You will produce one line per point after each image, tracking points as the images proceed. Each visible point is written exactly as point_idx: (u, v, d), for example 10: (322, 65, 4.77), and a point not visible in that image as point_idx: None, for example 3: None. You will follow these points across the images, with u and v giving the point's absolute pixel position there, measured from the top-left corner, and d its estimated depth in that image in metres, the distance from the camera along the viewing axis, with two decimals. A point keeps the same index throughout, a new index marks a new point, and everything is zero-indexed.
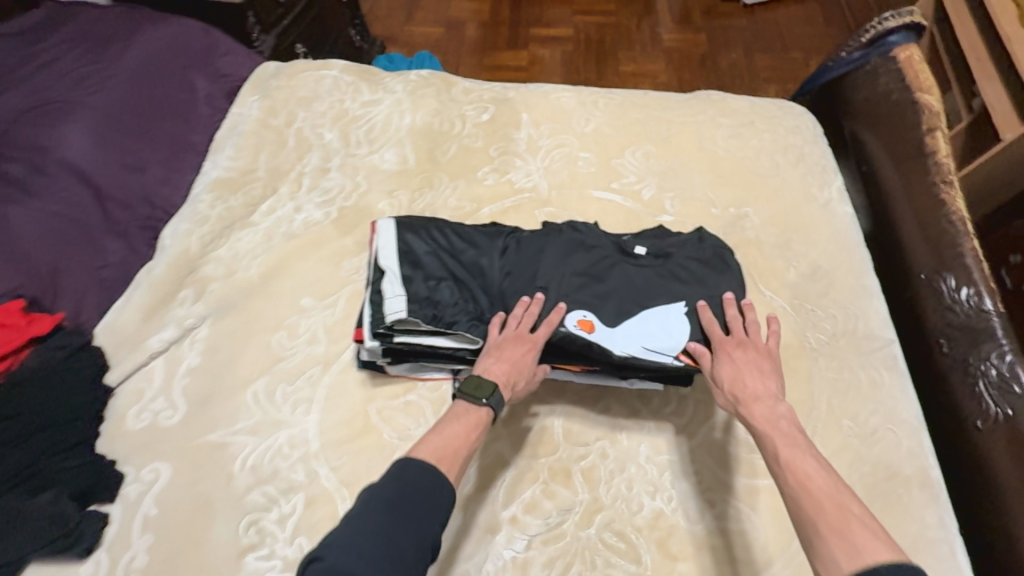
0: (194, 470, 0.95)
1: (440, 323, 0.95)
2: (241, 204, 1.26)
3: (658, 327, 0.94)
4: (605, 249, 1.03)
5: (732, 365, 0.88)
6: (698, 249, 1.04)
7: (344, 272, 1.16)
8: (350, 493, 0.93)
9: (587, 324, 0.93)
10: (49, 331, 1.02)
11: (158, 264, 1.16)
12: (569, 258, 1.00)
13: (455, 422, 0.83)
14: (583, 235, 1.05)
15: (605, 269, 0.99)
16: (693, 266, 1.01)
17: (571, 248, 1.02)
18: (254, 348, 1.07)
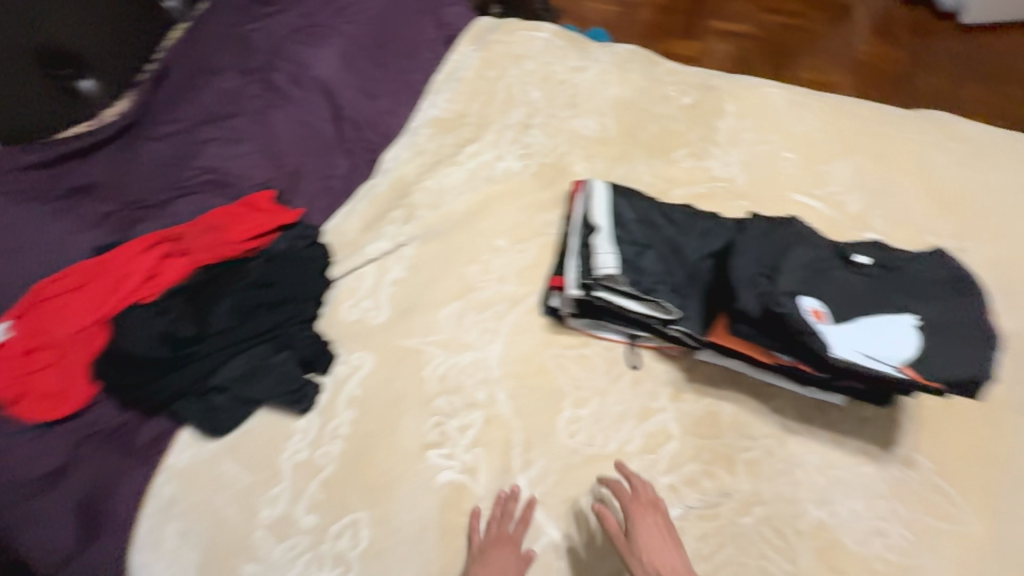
0: (392, 366, 1.08)
1: (641, 286, 0.99)
2: (452, 143, 1.36)
3: (885, 330, 0.85)
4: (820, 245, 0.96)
5: (648, 540, 0.84)
6: (936, 261, 0.92)
7: (537, 223, 1.23)
8: (523, 422, 1.02)
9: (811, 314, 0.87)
10: (292, 222, 1.19)
11: (380, 183, 1.30)
12: (779, 245, 0.96)
13: None
14: (791, 228, 1.00)
15: (821, 264, 0.92)
16: (927, 278, 0.91)
17: (783, 236, 0.97)
18: (452, 275, 1.18)
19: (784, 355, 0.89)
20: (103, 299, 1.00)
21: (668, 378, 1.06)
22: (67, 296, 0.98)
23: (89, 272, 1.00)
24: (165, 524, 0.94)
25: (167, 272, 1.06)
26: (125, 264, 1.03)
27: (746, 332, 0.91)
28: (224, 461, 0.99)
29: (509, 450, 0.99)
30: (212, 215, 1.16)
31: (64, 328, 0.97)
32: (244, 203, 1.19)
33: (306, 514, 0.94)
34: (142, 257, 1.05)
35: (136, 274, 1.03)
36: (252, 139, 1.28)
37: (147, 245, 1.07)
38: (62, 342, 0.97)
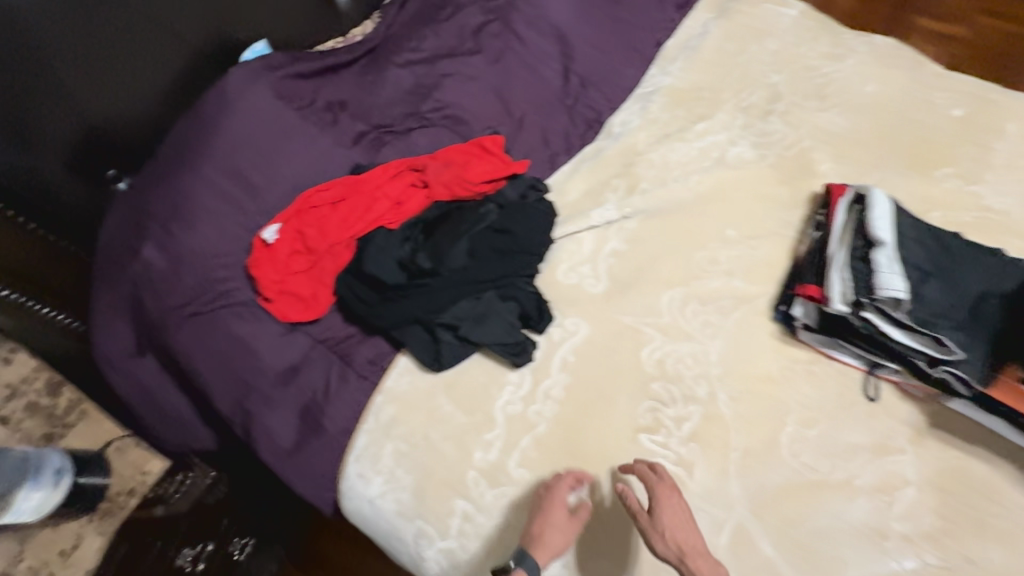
0: (608, 340, 1.05)
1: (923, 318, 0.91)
2: (683, 116, 1.27)
3: None
4: None
5: (670, 519, 0.82)
6: None
7: (774, 220, 1.14)
8: (744, 428, 0.96)
9: None
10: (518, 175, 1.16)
11: (608, 147, 1.24)
12: None
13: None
14: None
15: None
16: None
17: None
18: (675, 258, 1.12)
19: None
20: (358, 217, 1.03)
21: (910, 420, 0.96)
22: (328, 208, 1.02)
23: (348, 189, 1.04)
24: (384, 442, 0.99)
25: (411, 202, 1.08)
26: (378, 187, 1.06)
27: None
28: (440, 397, 1.01)
29: (726, 453, 0.95)
30: (448, 151, 1.15)
31: (322, 238, 1.00)
32: (477, 144, 1.17)
33: (517, 467, 0.95)
34: (392, 183, 1.07)
35: (386, 198, 1.06)
36: (488, 81, 1.26)
37: (394, 171, 1.09)
38: (318, 250, 1.01)
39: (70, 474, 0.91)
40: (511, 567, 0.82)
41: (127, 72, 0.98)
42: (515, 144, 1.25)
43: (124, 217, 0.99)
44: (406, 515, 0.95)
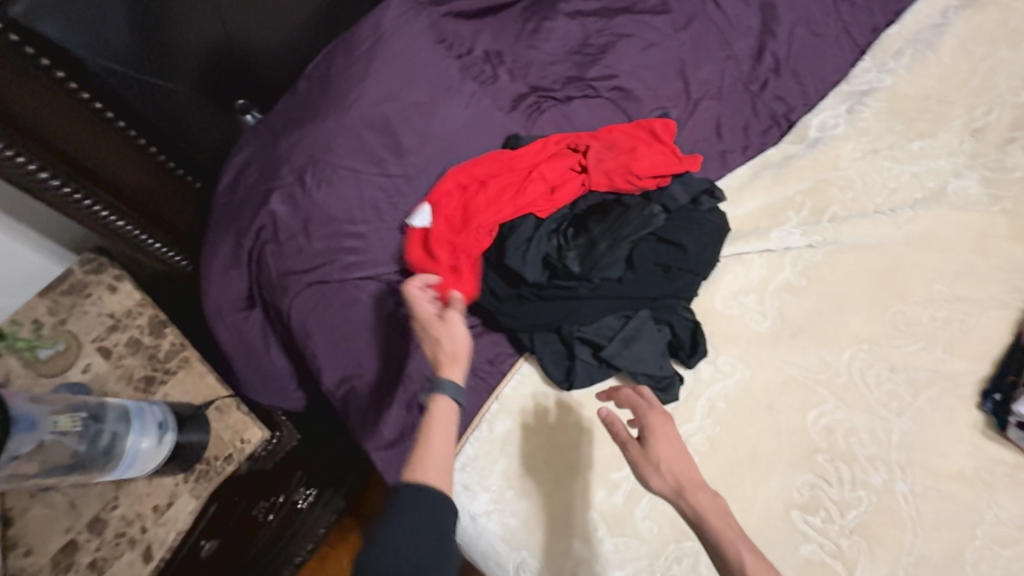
0: (770, 390, 0.89)
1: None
2: (898, 130, 1.04)
3: None
4: None
5: (668, 449, 0.69)
6: None
7: (997, 283, 0.93)
8: (922, 531, 0.81)
9: None
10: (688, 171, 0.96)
11: (800, 155, 1.03)
12: None
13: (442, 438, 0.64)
14: None
15: None
16: None
17: None
18: (866, 306, 0.93)
19: None
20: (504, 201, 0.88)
21: None
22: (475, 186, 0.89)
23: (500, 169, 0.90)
24: (497, 457, 0.88)
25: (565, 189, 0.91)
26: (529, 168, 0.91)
27: None
28: (567, 418, 0.90)
29: (898, 558, 0.79)
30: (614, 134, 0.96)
31: (464, 225, 0.87)
32: (647, 129, 0.97)
33: (644, 519, 0.83)
34: (548, 165, 0.91)
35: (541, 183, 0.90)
36: (670, 50, 1.05)
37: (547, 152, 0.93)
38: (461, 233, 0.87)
39: (173, 430, 0.84)
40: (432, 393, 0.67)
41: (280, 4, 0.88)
42: (686, 132, 1.03)
43: (257, 157, 0.89)
44: (510, 544, 0.84)
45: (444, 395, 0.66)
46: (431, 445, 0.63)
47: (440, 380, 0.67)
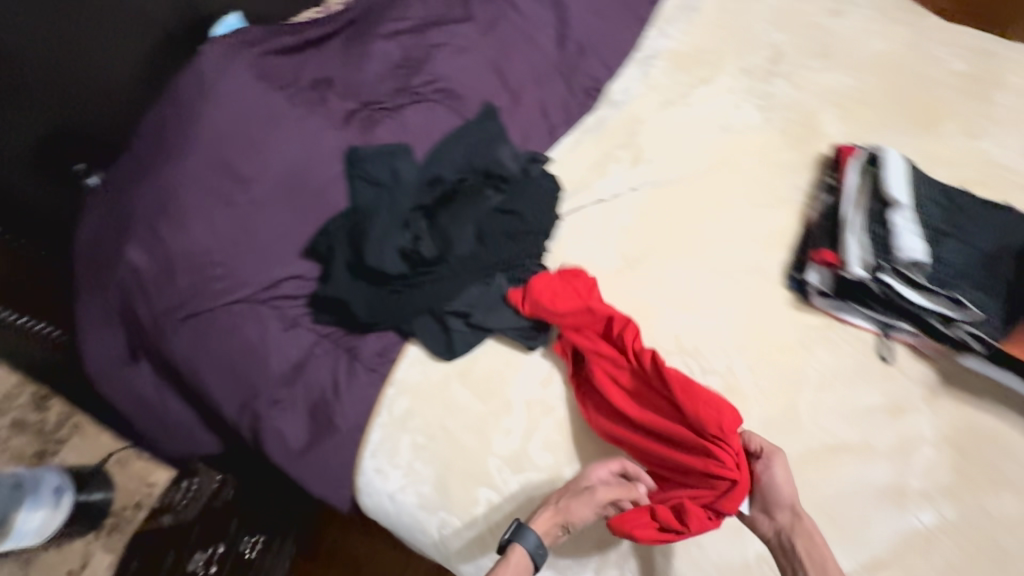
0: (624, 316, 1.03)
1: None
2: (685, 81, 1.23)
3: None
4: None
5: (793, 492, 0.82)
6: None
7: (784, 185, 1.12)
8: (764, 397, 0.96)
9: None
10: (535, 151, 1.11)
11: (610, 117, 1.19)
12: None
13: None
14: None
15: None
16: None
17: None
18: (688, 227, 1.09)
19: None
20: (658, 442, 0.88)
21: (923, 378, 0.97)
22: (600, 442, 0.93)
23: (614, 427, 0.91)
24: (400, 435, 0.96)
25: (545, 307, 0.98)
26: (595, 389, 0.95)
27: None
28: (455, 385, 0.98)
29: (748, 424, 0.94)
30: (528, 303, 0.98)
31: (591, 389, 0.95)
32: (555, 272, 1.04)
33: (540, 452, 0.93)
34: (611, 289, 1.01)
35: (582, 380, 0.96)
36: (482, 51, 1.19)
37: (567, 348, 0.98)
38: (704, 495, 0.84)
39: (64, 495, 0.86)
40: (508, 543, 0.79)
41: (98, 77, 0.96)
42: (514, 118, 1.18)
43: (105, 217, 0.95)
44: (429, 508, 0.93)
45: (522, 543, 0.78)
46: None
47: (522, 530, 0.79)
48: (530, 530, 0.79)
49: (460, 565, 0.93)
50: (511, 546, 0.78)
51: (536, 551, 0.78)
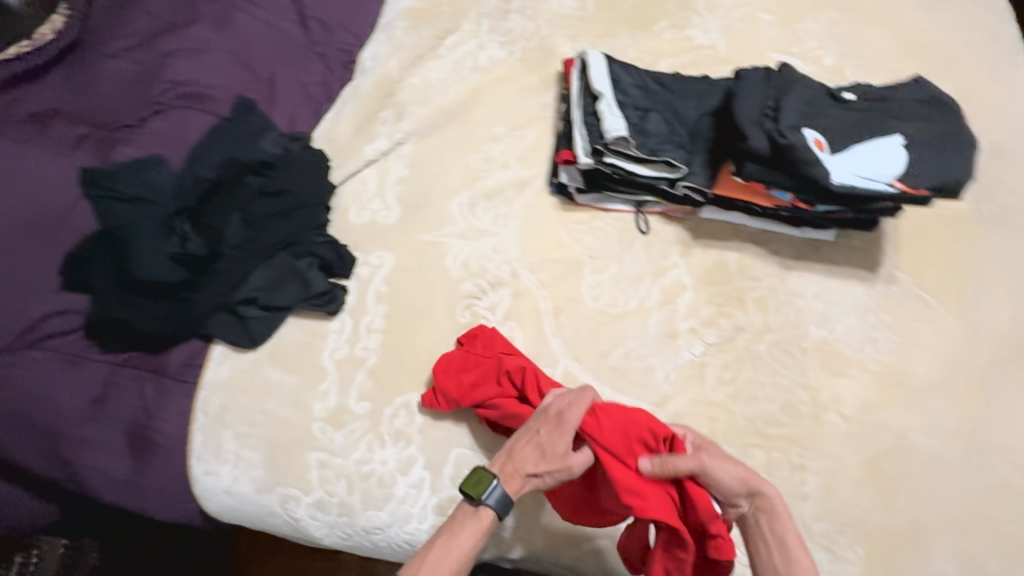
0: (414, 259, 1.10)
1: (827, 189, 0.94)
2: (430, 36, 1.30)
3: (866, 159, 0.90)
4: (820, 87, 0.98)
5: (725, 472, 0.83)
6: (912, 85, 0.97)
7: (532, 107, 1.23)
8: (548, 292, 1.07)
9: (822, 144, 0.90)
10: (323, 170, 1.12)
11: (364, 83, 1.24)
12: (786, 90, 0.95)
13: (454, 536, 0.83)
14: (787, 68, 0.98)
15: (822, 108, 0.94)
16: (909, 103, 0.95)
17: (788, 80, 0.96)
18: (457, 165, 1.17)
19: (806, 203, 0.96)
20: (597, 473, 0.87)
21: (677, 238, 1.12)
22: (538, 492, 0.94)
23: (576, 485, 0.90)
24: (222, 430, 0.97)
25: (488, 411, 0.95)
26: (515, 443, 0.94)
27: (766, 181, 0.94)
28: (266, 367, 1.01)
29: (540, 319, 1.05)
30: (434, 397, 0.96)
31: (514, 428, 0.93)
32: (457, 345, 1.03)
33: (358, 402, 0.98)
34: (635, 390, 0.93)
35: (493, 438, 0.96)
36: (221, 48, 1.19)
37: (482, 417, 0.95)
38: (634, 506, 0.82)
39: None
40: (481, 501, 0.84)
41: None
42: (278, 107, 1.21)
43: None
44: (266, 489, 0.95)
45: (490, 503, 0.84)
46: (455, 549, 0.82)
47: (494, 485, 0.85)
48: (501, 486, 0.85)
49: (315, 531, 0.95)
50: (482, 509, 0.85)
51: (501, 505, 0.84)
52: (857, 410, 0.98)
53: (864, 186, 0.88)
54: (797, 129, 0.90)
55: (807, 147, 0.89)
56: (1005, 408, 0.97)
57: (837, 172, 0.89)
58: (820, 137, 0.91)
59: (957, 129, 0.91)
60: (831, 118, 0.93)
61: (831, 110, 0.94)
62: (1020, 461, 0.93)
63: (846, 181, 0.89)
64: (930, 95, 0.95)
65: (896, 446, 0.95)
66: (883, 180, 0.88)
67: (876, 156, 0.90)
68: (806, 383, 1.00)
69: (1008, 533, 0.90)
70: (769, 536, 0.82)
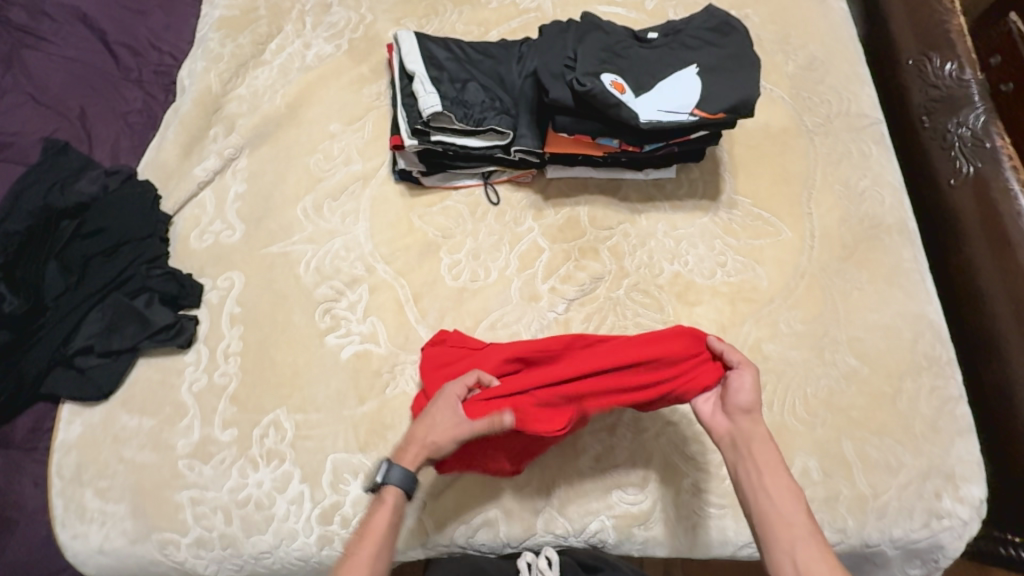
0: (264, 273, 1.06)
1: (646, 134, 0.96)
2: (250, 41, 1.24)
3: (666, 95, 0.92)
4: (621, 29, 0.99)
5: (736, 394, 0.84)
6: (706, 13, 0.99)
7: (366, 98, 1.20)
8: (406, 281, 1.06)
9: (623, 86, 0.92)
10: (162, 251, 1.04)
11: (185, 102, 1.18)
12: (585, 38, 0.96)
13: (371, 521, 0.77)
14: (586, 16, 0.99)
15: (622, 51, 0.96)
16: (703, 32, 0.97)
17: (586, 28, 0.97)
18: (296, 170, 1.14)
19: (626, 146, 0.99)
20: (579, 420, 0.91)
21: (528, 202, 1.12)
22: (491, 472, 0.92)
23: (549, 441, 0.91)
24: (81, 490, 0.93)
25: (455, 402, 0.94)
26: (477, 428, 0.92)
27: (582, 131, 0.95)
28: (120, 415, 0.97)
29: (401, 308, 1.04)
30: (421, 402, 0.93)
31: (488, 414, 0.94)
32: (321, 351, 1.00)
33: (224, 431, 0.95)
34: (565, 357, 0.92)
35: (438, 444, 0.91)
36: (16, 91, 1.10)
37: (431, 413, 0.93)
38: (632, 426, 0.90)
39: None
40: (380, 485, 0.79)
41: None
42: (97, 143, 1.12)
43: None
44: (140, 539, 0.91)
45: (393, 483, 0.79)
46: (373, 529, 0.76)
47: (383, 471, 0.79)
48: (396, 464, 0.79)
49: (203, 570, 0.91)
50: (385, 488, 0.79)
51: (405, 483, 0.79)
52: (714, 333, 1.02)
53: (667, 120, 0.91)
54: (596, 75, 0.91)
55: (607, 91, 0.91)
56: (844, 303, 1.03)
57: (640, 112, 0.91)
58: (621, 80, 0.93)
59: (747, 50, 0.94)
60: (631, 60, 0.95)
61: (631, 52, 0.96)
62: (861, 348, 1.00)
63: (650, 118, 0.91)
64: (723, 19, 0.97)
65: (752, 359, 0.99)
66: (682, 112, 0.91)
67: (675, 90, 0.93)
68: (665, 318, 1.03)
69: (859, 416, 0.95)
70: (770, 462, 0.78)
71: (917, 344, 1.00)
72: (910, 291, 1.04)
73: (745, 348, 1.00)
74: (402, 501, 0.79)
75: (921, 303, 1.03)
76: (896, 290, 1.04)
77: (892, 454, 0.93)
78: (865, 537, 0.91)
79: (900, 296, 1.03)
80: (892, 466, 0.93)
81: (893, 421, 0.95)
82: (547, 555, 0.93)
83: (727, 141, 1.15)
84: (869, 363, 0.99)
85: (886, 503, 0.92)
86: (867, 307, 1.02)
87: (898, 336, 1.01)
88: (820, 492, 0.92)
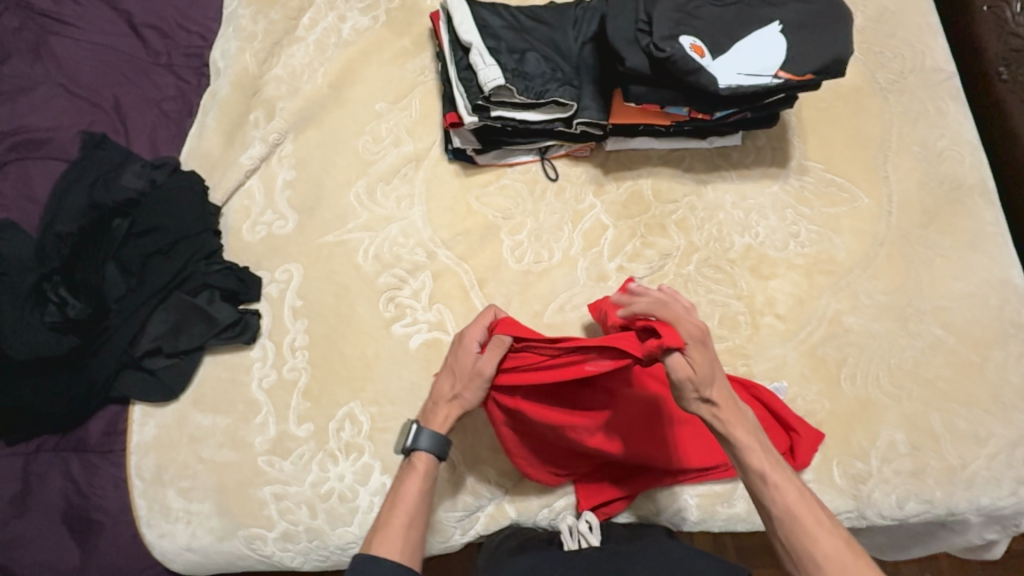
0: (323, 264, 1.03)
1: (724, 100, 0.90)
2: (283, 17, 1.17)
3: (748, 56, 0.87)
4: None
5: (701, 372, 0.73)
6: None
7: (410, 73, 1.14)
8: (469, 266, 1.03)
9: (702, 50, 0.87)
10: (244, 269, 1.01)
11: (221, 87, 1.12)
12: None
13: (401, 489, 0.75)
14: None
15: (697, 9, 0.89)
16: None
17: None
18: (345, 155, 1.09)
19: (700, 114, 0.94)
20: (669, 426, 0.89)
21: (588, 178, 1.08)
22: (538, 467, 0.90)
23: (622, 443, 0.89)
24: (163, 490, 0.92)
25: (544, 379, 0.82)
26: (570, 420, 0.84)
27: (657, 99, 0.90)
28: (193, 414, 0.96)
29: (466, 294, 1.01)
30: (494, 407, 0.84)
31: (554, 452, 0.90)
32: (388, 342, 0.98)
33: (299, 426, 0.94)
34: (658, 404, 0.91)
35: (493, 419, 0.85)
36: (46, 82, 1.04)
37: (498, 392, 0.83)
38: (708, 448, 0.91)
39: None
40: (411, 449, 0.78)
41: None
42: (134, 133, 1.06)
43: None
44: (226, 535, 0.91)
45: (423, 449, 0.77)
46: (404, 500, 0.74)
47: (415, 435, 0.78)
48: (425, 428, 0.79)
49: (290, 562, 0.92)
50: (415, 454, 0.78)
51: (433, 450, 0.77)
52: (790, 308, 0.99)
53: (749, 85, 0.86)
54: (674, 37, 0.86)
55: (687, 54, 0.85)
56: (926, 270, 1.00)
57: (722, 76, 0.86)
58: (699, 43, 0.87)
59: (830, 5, 0.88)
60: (707, 19, 0.89)
61: (707, 10, 0.90)
62: (946, 317, 0.97)
63: (731, 83, 0.86)
64: None
65: (831, 332, 0.97)
66: (766, 75, 0.86)
67: (757, 51, 0.87)
68: (740, 293, 1.00)
69: (945, 387, 0.94)
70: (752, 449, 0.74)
71: (1003, 310, 0.97)
72: (994, 256, 1.00)
73: (824, 320, 0.98)
74: (434, 468, 0.78)
75: (1007, 268, 1.00)
76: (979, 256, 1.00)
77: (980, 423, 0.92)
78: (952, 507, 0.90)
79: (984, 262, 1.00)
80: (980, 436, 0.92)
81: (980, 391, 0.94)
82: (588, 517, 0.89)
83: (797, 105, 1.09)
84: (954, 332, 0.96)
85: (975, 473, 0.91)
86: (950, 274, 0.99)
87: (983, 304, 0.98)
88: (906, 465, 0.91)
